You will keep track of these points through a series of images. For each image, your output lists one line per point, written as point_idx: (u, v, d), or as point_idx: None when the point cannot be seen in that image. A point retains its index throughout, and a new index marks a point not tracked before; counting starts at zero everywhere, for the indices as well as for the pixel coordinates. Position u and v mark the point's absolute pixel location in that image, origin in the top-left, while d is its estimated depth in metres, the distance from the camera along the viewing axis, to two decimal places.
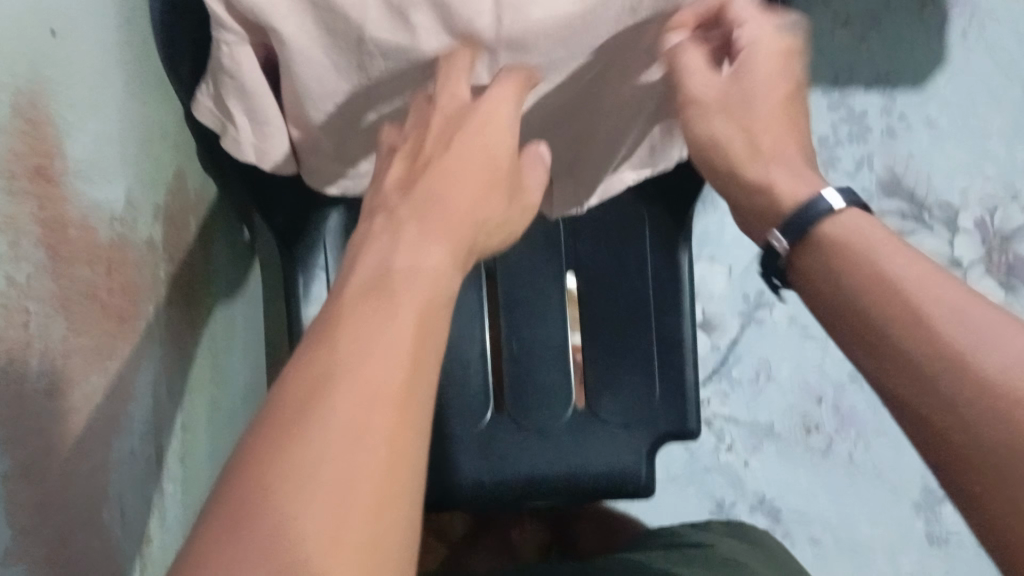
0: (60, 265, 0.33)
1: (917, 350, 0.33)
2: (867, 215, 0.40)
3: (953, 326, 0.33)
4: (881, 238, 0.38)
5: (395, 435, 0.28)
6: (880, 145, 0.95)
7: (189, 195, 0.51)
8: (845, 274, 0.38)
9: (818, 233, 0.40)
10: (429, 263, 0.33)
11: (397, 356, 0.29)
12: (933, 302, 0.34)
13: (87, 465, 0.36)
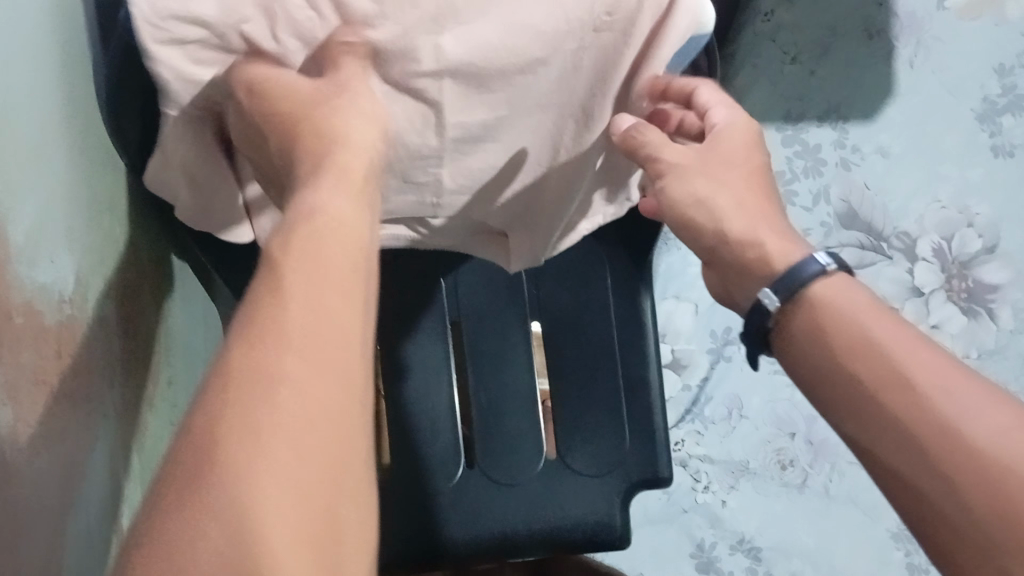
0: (6, 352, 0.33)
1: (910, 423, 0.36)
2: (849, 278, 0.43)
3: (946, 401, 0.36)
4: (864, 304, 0.41)
5: (326, 396, 0.29)
6: (835, 177, 0.96)
7: (142, 266, 0.51)
8: (830, 339, 0.41)
9: (807, 294, 0.42)
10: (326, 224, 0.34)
11: (314, 323, 0.31)
12: (923, 376, 0.37)
13: (43, 553, 0.35)
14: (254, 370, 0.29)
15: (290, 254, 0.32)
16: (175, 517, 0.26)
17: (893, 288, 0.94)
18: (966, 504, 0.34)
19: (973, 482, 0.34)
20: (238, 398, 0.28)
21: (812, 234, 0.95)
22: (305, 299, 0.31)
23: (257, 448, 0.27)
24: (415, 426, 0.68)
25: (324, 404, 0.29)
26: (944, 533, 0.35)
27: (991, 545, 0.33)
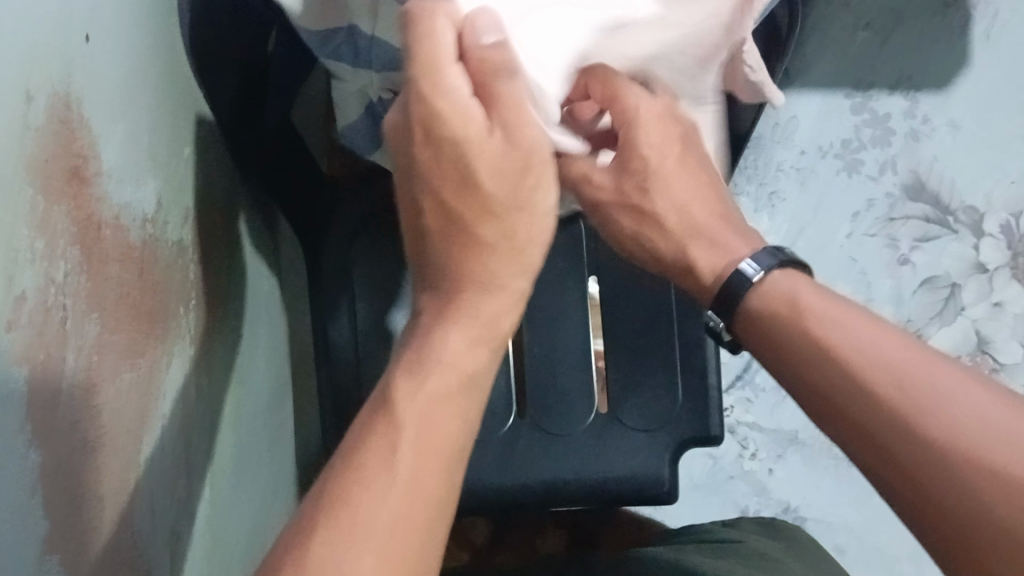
0: (94, 263, 0.34)
1: (849, 404, 0.42)
2: (791, 273, 0.49)
3: (874, 375, 0.41)
4: (803, 302, 0.46)
5: (425, 461, 0.35)
6: (903, 148, 0.94)
7: (214, 195, 0.52)
8: (779, 347, 0.47)
9: (755, 309, 0.49)
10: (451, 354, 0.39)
11: (417, 446, 0.35)
12: (854, 357, 0.42)
13: (120, 463, 0.37)
14: (354, 483, 0.34)
15: (410, 396, 0.37)
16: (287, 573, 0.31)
17: (957, 265, 0.93)
18: (895, 454, 0.39)
19: (905, 435, 0.39)
20: (342, 501, 0.33)
21: (876, 205, 0.94)
22: (410, 428, 0.36)
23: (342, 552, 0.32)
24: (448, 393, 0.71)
25: (406, 515, 0.34)
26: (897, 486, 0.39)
27: (932, 490, 0.38)
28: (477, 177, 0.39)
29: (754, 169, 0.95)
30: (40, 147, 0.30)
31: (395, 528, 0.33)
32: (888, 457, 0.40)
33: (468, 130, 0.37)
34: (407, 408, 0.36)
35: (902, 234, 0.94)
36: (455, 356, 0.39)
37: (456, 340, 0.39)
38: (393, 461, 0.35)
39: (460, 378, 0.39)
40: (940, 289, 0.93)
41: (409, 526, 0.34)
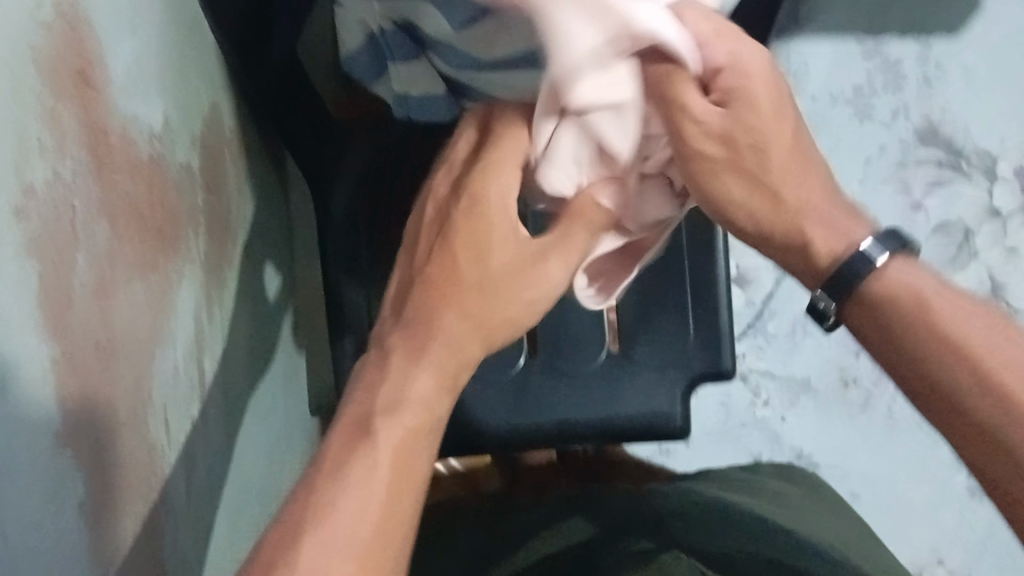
0: (103, 170, 0.34)
1: (974, 400, 0.40)
2: (906, 259, 0.44)
3: (993, 365, 0.40)
4: (934, 299, 0.42)
5: (399, 485, 0.38)
6: (916, 93, 0.94)
7: (221, 127, 0.52)
8: (895, 337, 0.43)
9: (866, 286, 0.44)
10: (418, 394, 0.41)
11: (389, 470, 0.38)
12: (978, 344, 0.41)
13: (135, 376, 0.36)
14: (341, 468, 0.37)
15: (388, 423, 0.39)
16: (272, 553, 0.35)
17: (971, 212, 0.93)
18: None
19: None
20: (325, 498, 0.36)
21: (888, 151, 0.94)
22: (386, 454, 0.38)
23: (325, 532, 0.35)
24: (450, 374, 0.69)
25: (386, 520, 0.37)
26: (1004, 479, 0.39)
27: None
28: (460, 253, 0.44)
29: None
30: (47, 43, 0.30)
31: (381, 522, 0.37)
32: (1005, 454, 0.39)
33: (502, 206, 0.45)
34: (385, 436, 0.39)
35: (916, 179, 0.93)
36: (423, 391, 0.41)
37: (422, 380, 0.41)
38: (376, 459, 0.38)
39: (422, 421, 0.40)
40: (954, 234, 0.92)
41: (394, 521, 0.37)
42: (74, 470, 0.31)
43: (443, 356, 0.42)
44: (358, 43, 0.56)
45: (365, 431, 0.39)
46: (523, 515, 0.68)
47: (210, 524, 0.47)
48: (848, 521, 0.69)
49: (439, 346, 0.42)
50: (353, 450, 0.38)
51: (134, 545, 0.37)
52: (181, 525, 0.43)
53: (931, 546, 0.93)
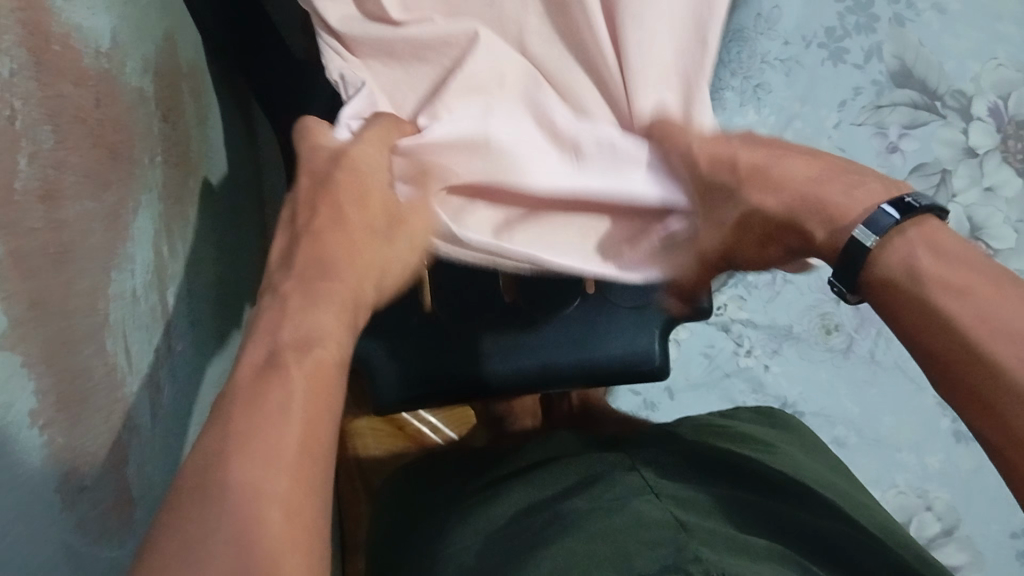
0: (46, 74, 0.33)
1: (959, 371, 0.37)
2: (913, 228, 0.40)
3: (979, 331, 0.36)
4: (925, 267, 0.39)
5: (314, 415, 0.35)
6: (889, 33, 0.93)
7: (179, 61, 0.51)
8: (898, 313, 0.40)
9: (872, 264, 0.41)
10: (315, 332, 0.39)
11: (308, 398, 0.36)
12: (965, 317, 0.37)
13: (86, 290, 0.35)
14: (258, 395, 0.35)
15: (297, 356, 0.37)
16: (193, 503, 0.31)
17: (947, 151, 0.92)
18: (1009, 421, 0.35)
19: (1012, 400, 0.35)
20: (245, 427, 0.33)
21: (863, 92, 0.93)
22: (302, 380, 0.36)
23: (264, 447, 0.33)
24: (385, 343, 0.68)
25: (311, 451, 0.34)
26: (993, 433, 0.35)
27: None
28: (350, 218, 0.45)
29: (739, 63, 0.94)
30: None
31: (307, 445, 0.34)
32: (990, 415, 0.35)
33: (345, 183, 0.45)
34: (296, 367, 0.37)
35: (891, 121, 0.93)
36: (321, 330, 0.39)
37: (326, 316, 0.40)
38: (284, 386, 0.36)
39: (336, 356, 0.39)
40: (931, 176, 0.92)
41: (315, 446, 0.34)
42: (24, 374, 0.30)
43: (340, 295, 0.42)
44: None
45: (276, 363, 0.36)
46: (501, 470, 0.65)
47: (175, 458, 0.46)
48: (820, 460, 0.68)
49: (323, 291, 0.41)
50: (269, 384, 0.35)
51: (104, 464, 0.36)
52: (148, 454, 0.42)
53: (919, 490, 0.90)
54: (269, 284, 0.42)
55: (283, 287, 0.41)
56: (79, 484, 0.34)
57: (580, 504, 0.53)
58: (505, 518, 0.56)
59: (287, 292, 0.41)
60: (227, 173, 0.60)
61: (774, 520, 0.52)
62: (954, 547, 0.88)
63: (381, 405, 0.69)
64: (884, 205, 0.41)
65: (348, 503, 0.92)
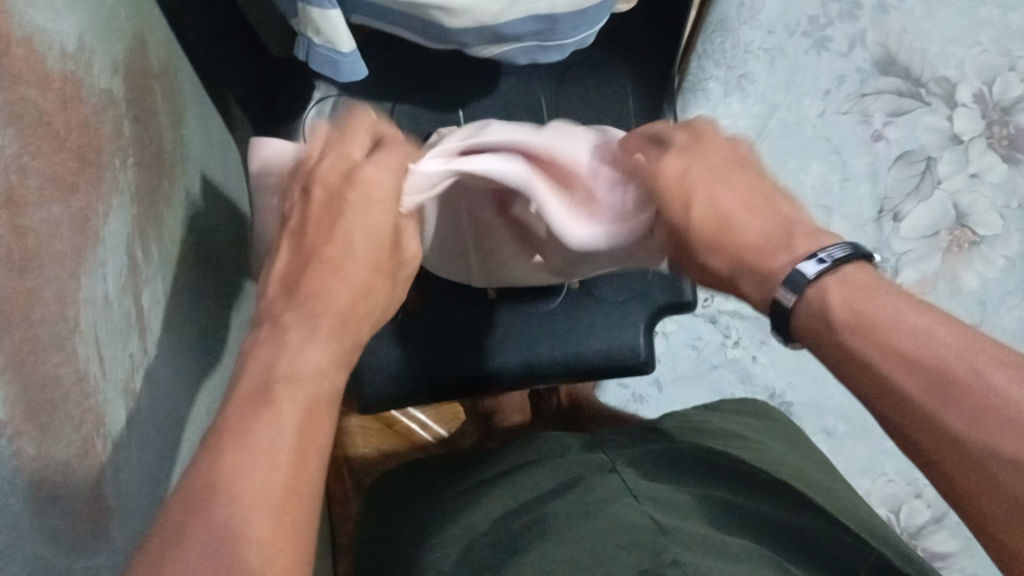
0: (5, 78, 0.32)
1: (887, 412, 0.38)
2: (833, 273, 0.41)
3: (896, 369, 0.37)
4: (835, 310, 0.40)
5: (301, 452, 0.35)
6: (871, 20, 0.94)
7: (150, 61, 0.50)
8: (826, 359, 0.41)
9: (799, 317, 0.42)
10: (307, 366, 0.38)
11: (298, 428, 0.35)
12: (877, 358, 0.37)
13: (53, 297, 0.34)
14: (245, 428, 0.34)
15: (287, 389, 0.36)
16: (168, 546, 0.30)
17: (932, 138, 0.92)
18: (935, 453, 0.36)
19: (931, 435, 0.36)
20: (227, 464, 0.32)
21: (847, 80, 0.93)
22: (289, 413, 0.35)
23: (251, 481, 0.32)
24: (374, 346, 0.66)
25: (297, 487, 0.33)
26: (932, 467, 0.37)
27: (971, 481, 0.35)
28: (357, 242, 0.45)
29: (722, 54, 0.94)
30: None
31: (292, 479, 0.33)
32: (922, 449, 0.37)
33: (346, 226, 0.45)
34: (286, 401, 0.36)
35: (875, 109, 0.93)
36: (312, 366, 0.39)
37: (317, 352, 0.39)
38: (271, 425, 0.35)
39: (321, 385, 0.38)
40: (915, 164, 0.91)
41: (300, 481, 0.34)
42: None
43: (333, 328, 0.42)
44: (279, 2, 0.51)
45: (267, 396, 0.36)
46: (483, 472, 0.65)
47: (153, 464, 0.45)
48: (804, 455, 0.68)
49: (319, 324, 0.41)
50: (258, 415, 0.35)
51: (77, 471, 0.36)
52: (125, 460, 0.41)
53: (909, 479, 0.90)
54: (264, 312, 0.42)
55: (282, 319, 0.41)
56: (50, 495, 0.33)
57: (563, 507, 0.53)
58: (489, 519, 0.56)
59: (285, 322, 0.41)
60: (204, 173, 0.60)
61: (758, 520, 0.52)
62: (944, 535, 0.88)
63: (366, 406, 0.68)
64: (802, 262, 0.42)
65: (336, 504, 0.91)
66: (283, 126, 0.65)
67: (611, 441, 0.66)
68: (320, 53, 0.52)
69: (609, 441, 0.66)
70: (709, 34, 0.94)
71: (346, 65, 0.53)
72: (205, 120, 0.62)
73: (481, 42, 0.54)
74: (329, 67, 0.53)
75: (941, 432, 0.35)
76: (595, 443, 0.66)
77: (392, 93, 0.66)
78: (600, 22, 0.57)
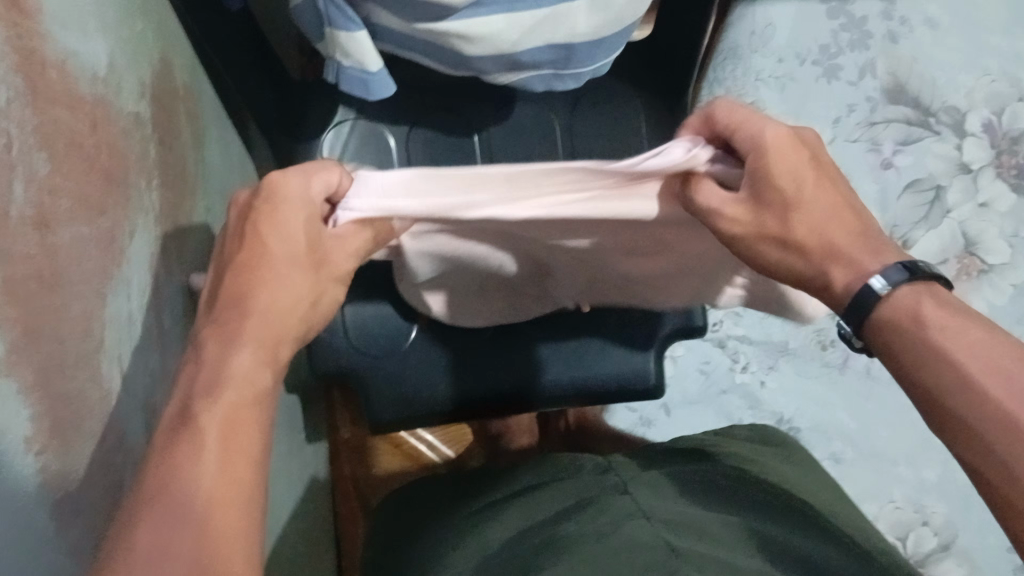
0: (39, 100, 0.33)
1: (958, 410, 0.40)
2: (910, 283, 0.44)
3: (979, 372, 0.40)
4: (928, 314, 0.43)
5: (230, 474, 0.35)
6: (881, 49, 0.95)
7: (175, 83, 0.51)
8: (902, 357, 0.44)
9: (877, 315, 0.45)
10: (237, 373, 0.38)
11: (223, 444, 0.36)
12: (966, 358, 0.41)
13: (79, 313, 0.35)
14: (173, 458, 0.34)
15: (207, 405, 0.36)
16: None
17: (942, 165, 0.92)
18: (998, 451, 0.39)
19: (1001, 436, 0.39)
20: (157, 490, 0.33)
21: (857, 109, 0.94)
22: (212, 430, 0.36)
23: (174, 509, 0.33)
24: (382, 370, 0.67)
25: (224, 505, 0.34)
26: (978, 456, 0.40)
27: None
28: (275, 250, 0.41)
29: (733, 81, 0.95)
30: None
31: (217, 495, 0.34)
32: (986, 456, 0.39)
33: (270, 241, 0.41)
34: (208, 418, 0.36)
35: (885, 137, 0.93)
36: (239, 371, 0.38)
37: (241, 359, 0.38)
38: (197, 446, 0.35)
39: (247, 392, 0.38)
40: (925, 192, 0.92)
41: (228, 500, 0.34)
42: (18, 400, 0.30)
43: (260, 331, 0.40)
44: (308, 25, 0.52)
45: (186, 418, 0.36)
46: (495, 493, 0.65)
47: None
48: (817, 481, 0.68)
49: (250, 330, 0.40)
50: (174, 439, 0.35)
51: (96, 490, 0.36)
52: None
53: (916, 505, 0.90)
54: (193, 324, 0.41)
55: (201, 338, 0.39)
56: (73, 508, 0.34)
57: (574, 527, 0.54)
58: (498, 541, 0.56)
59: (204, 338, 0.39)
60: (223, 193, 0.61)
61: (767, 542, 0.52)
62: (951, 562, 0.88)
63: (376, 425, 0.69)
64: (899, 262, 0.45)
65: (343, 525, 0.90)
66: (301, 144, 0.66)
67: (614, 463, 0.66)
68: (348, 74, 0.53)
69: (613, 464, 0.66)
70: (720, 62, 0.96)
71: (376, 85, 0.53)
72: (225, 140, 0.63)
73: (498, 69, 0.55)
74: (356, 88, 0.54)
75: (1019, 432, 0.38)
76: (598, 466, 0.65)
77: (406, 116, 0.67)
78: (615, 51, 0.58)
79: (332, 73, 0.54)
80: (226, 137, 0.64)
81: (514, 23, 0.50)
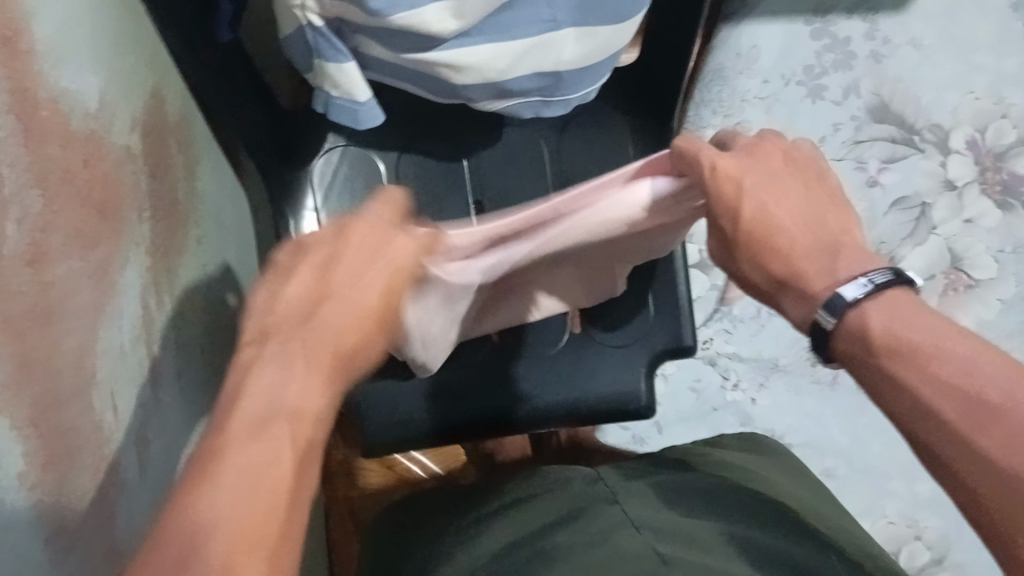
0: (32, 137, 0.34)
1: (926, 436, 0.38)
2: (855, 308, 0.41)
3: (938, 398, 0.38)
4: (876, 337, 0.40)
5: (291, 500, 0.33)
6: (866, 69, 0.96)
7: (165, 114, 0.52)
8: (866, 384, 0.41)
9: (835, 342, 0.42)
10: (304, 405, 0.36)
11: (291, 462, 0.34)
12: (918, 384, 0.38)
13: (72, 349, 0.35)
14: (239, 466, 0.32)
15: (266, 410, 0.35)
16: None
17: (927, 183, 0.93)
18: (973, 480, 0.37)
19: (970, 464, 0.37)
20: (220, 501, 0.31)
21: (842, 127, 0.95)
22: (284, 453, 0.34)
23: (238, 527, 0.31)
24: (378, 392, 0.67)
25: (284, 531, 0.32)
26: (948, 478, 0.38)
27: (996, 503, 0.36)
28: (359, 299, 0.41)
29: (719, 101, 0.96)
30: None
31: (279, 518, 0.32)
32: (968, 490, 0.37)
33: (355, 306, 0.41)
34: (283, 435, 0.34)
35: (870, 155, 0.94)
36: (307, 403, 0.37)
37: (308, 391, 0.37)
38: (269, 457, 0.33)
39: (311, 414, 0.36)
40: (911, 210, 0.93)
41: (289, 525, 0.32)
42: (12, 436, 0.30)
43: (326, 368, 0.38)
44: (300, 56, 0.52)
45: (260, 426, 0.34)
46: (485, 506, 0.66)
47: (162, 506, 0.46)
48: (800, 481, 0.69)
49: (313, 357, 0.38)
50: (250, 447, 0.33)
51: (92, 521, 0.36)
52: (139, 508, 0.42)
53: (909, 520, 0.90)
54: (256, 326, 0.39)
55: (285, 340, 0.38)
56: (67, 542, 0.34)
57: (564, 538, 0.54)
58: (489, 554, 0.56)
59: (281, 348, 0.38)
60: (214, 220, 0.61)
61: (759, 550, 0.53)
62: None
63: (370, 447, 0.69)
64: (842, 285, 0.41)
65: (339, 546, 0.92)
66: (295, 171, 0.67)
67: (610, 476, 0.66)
68: (340, 104, 0.53)
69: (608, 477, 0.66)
70: (705, 83, 0.96)
71: (365, 115, 0.54)
72: (216, 168, 0.64)
73: (487, 97, 0.55)
74: (344, 117, 0.54)
75: (973, 455, 0.36)
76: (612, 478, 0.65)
77: (396, 142, 0.68)
78: (600, 77, 0.59)
79: (320, 104, 0.55)
80: (218, 165, 0.64)
81: (500, 52, 0.51)
